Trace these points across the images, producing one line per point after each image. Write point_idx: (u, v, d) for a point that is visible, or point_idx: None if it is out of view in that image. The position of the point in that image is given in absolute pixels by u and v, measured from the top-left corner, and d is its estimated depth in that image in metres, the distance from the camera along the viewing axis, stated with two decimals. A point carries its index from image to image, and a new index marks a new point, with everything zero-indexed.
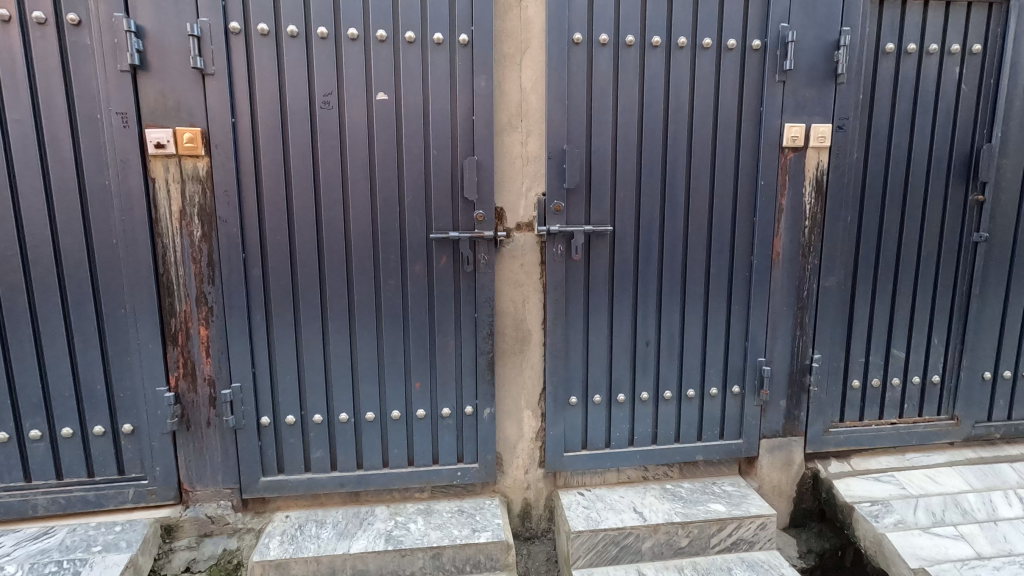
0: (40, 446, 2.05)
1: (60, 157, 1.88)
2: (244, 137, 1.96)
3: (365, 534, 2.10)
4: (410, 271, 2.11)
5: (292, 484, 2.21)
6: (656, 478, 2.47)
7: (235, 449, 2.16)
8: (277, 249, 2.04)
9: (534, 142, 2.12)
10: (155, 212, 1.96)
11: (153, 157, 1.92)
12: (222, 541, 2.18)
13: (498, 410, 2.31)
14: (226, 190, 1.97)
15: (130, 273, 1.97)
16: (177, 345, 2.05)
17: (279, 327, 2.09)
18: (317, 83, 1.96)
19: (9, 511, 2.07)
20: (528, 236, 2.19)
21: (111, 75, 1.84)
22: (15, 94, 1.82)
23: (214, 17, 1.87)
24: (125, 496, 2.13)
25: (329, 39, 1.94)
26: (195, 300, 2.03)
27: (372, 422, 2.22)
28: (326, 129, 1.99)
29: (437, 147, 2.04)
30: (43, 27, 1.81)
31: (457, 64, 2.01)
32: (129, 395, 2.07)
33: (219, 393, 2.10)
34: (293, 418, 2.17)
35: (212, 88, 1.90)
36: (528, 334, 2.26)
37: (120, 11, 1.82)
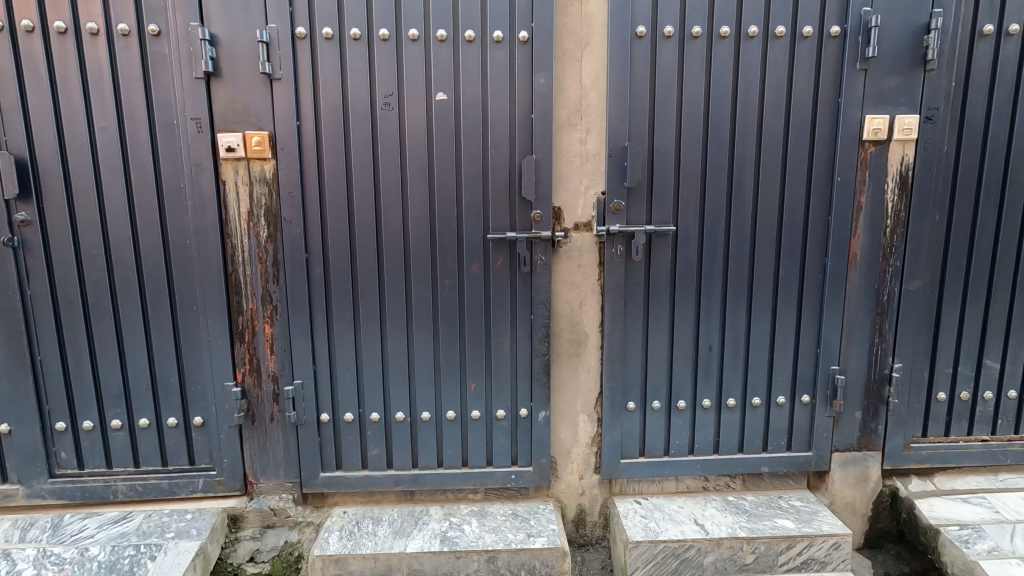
0: (121, 435, 2.17)
1: (141, 162, 1.97)
2: (308, 140, 2.00)
3: (421, 534, 2.11)
4: (467, 271, 2.10)
5: (349, 481, 2.24)
6: (717, 489, 2.36)
7: (296, 444, 2.22)
8: (338, 249, 2.07)
9: (593, 140, 2.07)
10: (224, 213, 2.03)
11: (224, 161, 1.99)
12: (283, 534, 2.25)
13: (553, 414, 2.26)
14: (291, 191, 2.01)
15: (202, 272, 2.05)
16: (244, 342, 2.12)
17: (339, 325, 2.13)
18: (379, 84, 1.98)
19: (92, 495, 2.20)
20: (586, 237, 2.13)
21: (188, 82, 1.92)
22: (102, 103, 1.93)
23: (281, 23, 1.91)
24: (195, 485, 2.23)
25: (391, 40, 1.95)
26: (260, 298, 2.09)
27: (427, 422, 2.23)
28: (386, 130, 2.00)
29: (496, 147, 2.02)
30: (127, 38, 1.90)
31: (517, 61, 1.98)
32: (200, 389, 2.15)
33: (282, 389, 2.16)
34: (352, 416, 2.20)
35: (279, 93, 1.95)
36: (585, 336, 2.20)
37: (196, 20, 1.89)
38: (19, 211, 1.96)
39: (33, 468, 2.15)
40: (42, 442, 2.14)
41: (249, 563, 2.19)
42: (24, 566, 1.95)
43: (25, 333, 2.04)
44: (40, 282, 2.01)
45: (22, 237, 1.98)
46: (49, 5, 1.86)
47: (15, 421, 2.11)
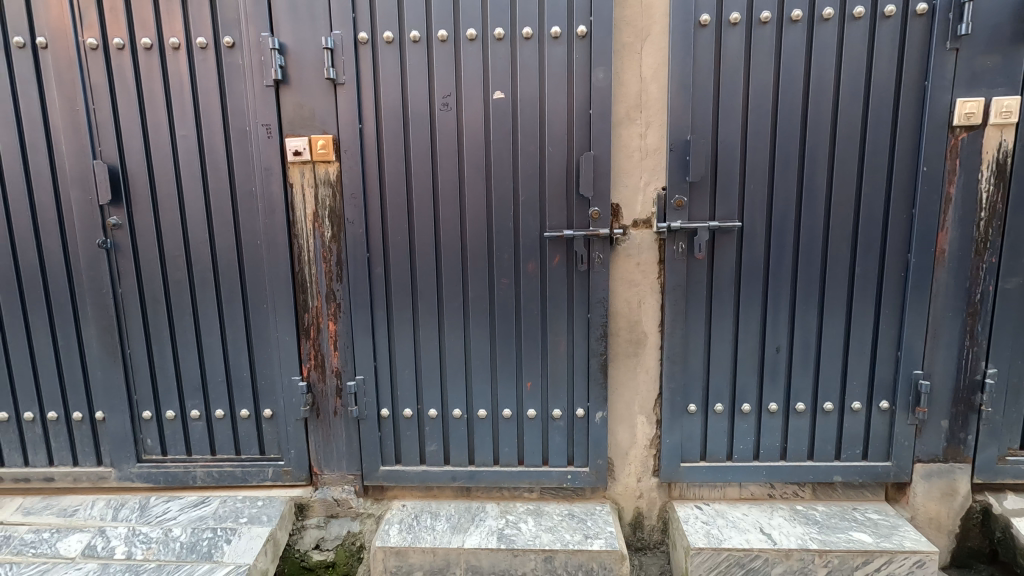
0: (199, 424, 2.31)
1: (216, 167, 2.08)
2: (370, 142, 2.05)
3: (478, 530, 2.13)
4: (523, 270, 2.09)
5: (408, 475, 2.29)
6: (785, 497, 2.25)
7: (358, 438, 2.29)
8: (398, 248, 2.11)
9: (653, 134, 2.01)
10: (292, 215, 2.11)
11: (292, 164, 2.07)
12: (346, 524, 2.33)
13: (610, 414, 2.23)
14: (353, 192, 2.07)
15: (272, 272, 2.14)
16: (310, 338, 2.21)
17: (398, 323, 2.18)
18: (437, 85, 2.00)
19: (174, 480, 2.35)
20: (645, 234, 2.07)
21: (259, 90, 2.02)
22: (182, 112, 2.05)
23: (345, 29, 1.97)
24: (265, 474, 2.34)
25: (449, 41, 1.97)
26: (325, 297, 2.17)
27: (484, 419, 2.24)
28: (445, 131, 2.02)
29: (553, 144, 2.00)
30: (205, 51, 2.01)
31: (575, 57, 1.95)
32: (269, 382, 2.26)
33: (345, 384, 2.23)
34: (410, 411, 2.25)
35: (342, 97, 2.02)
36: (644, 336, 2.15)
37: (267, 31, 1.98)
38: (111, 215, 2.11)
39: (123, 453, 2.32)
40: (130, 429, 2.30)
41: (314, 550, 2.29)
42: (117, 543, 2.11)
43: (116, 328, 2.21)
44: (129, 281, 2.17)
45: (113, 239, 2.13)
46: (136, 22, 2.00)
47: (108, 409, 2.29)
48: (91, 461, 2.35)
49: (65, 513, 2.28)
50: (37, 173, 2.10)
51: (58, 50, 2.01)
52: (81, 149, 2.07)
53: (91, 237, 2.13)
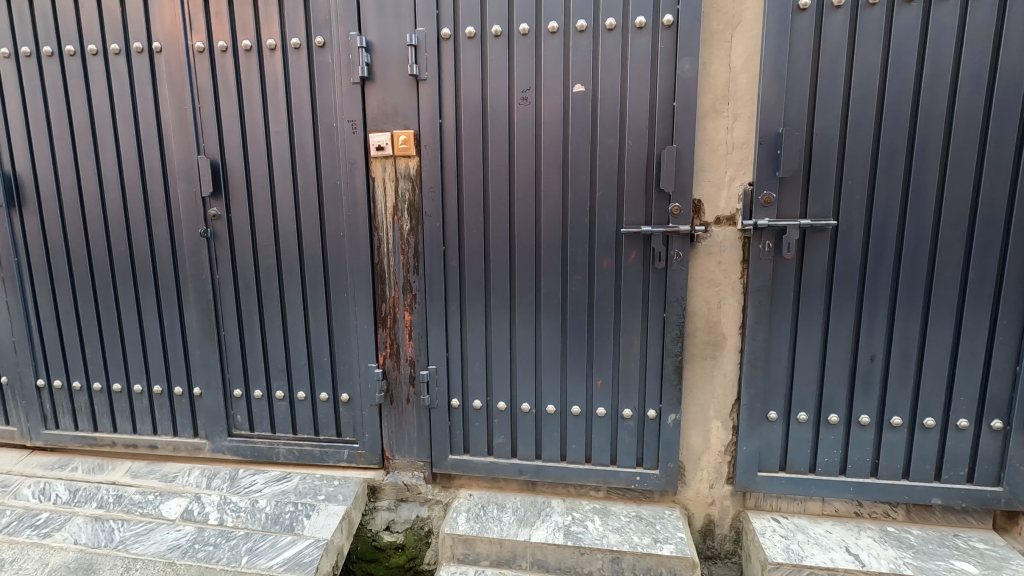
0: (283, 404, 2.45)
1: (305, 162, 2.19)
2: (449, 137, 2.08)
3: (544, 525, 2.13)
4: (598, 266, 2.06)
5: (476, 465, 2.33)
6: (873, 517, 2.10)
7: (429, 426, 2.35)
8: (473, 242, 2.14)
9: (742, 127, 1.91)
10: (373, 209, 2.19)
11: (375, 159, 2.14)
12: (415, 508, 2.40)
13: (683, 417, 2.16)
14: (432, 186, 2.12)
15: (353, 263, 2.24)
16: (386, 328, 2.29)
17: (471, 316, 2.21)
18: (517, 80, 2.00)
19: (259, 455, 2.51)
20: (728, 232, 1.99)
21: (346, 88, 2.10)
22: (276, 110, 2.17)
23: (429, 26, 2.01)
24: (341, 455, 2.45)
25: (530, 34, 1.96)
26: (402, 288, 2.23)
27: (552, 415, 2.24)
28: (523, 125, 2.02)
29: (633, 138, 1.95)
30: (299, 50, 2.11)
31: (660, 47, 1.89)
32: (348, 368, 2.36)
33: (418, 373, 2.30)
34: (480, 403, 2.28)
35: (424, 93, 2.06)
36: (722, 338, 2.07)
37: (355, 30, 2.05)
38: (212, 206, 2.27)
39: (216, 426, 2.51)
40: (222, 405, 2.48)
41: (385, 531, 2.39)
42: (211, 510, 2.30)
43: (212, 311, 2.38)
44: (225, 268, 2.33)
45: (213, 229, 2.30)
46: (238, 25, 2.13)
47: (205, 386, 2.47)
48: (188, 433, 2.56)
49: (167, 479, 2.50)
50: (149, 167, 2.29)
51: (171, 54, 2.18)
52: (186, 145, 2.24)
53: (193, 227, 2.30)
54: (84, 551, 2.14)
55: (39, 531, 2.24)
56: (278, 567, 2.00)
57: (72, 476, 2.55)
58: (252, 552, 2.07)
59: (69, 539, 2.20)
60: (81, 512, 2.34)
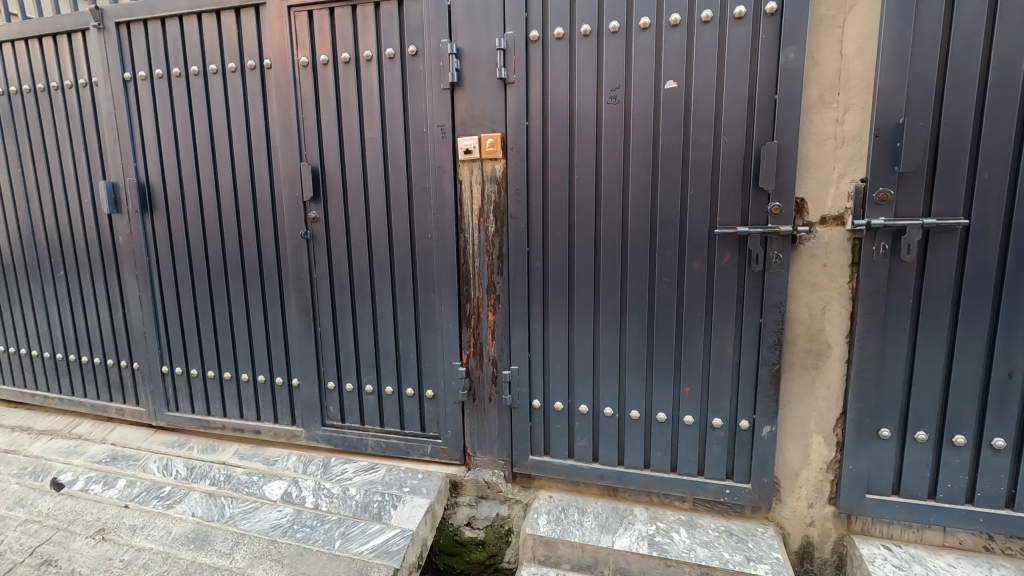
0: (372, 398, 2.57)
1: (397, 167, 2.29)
2: (536, 139, 2.09)
3: (627, 533, 2.08)
4: (688, 268, 1.98)
5: (556, 468, 2.32)
6: (1007, 554, 1.86)
7: (510, 426, 2.37)
8: (557, 243, 2.13)
9: (854, 119, 1.77)
10: (460, 211, 2.24)
11: (462, 162, 2.19)
12: (495, 506, 2.43)
13: (780, 430, 2.03)
14: (518, 188, 2.13)
15: (440, 263, 2.30)
16: (470, 327, 2.33)
17: (554, 318, 2.20)
18: (605, 78, 1.97)
19: (348, 445, 2.65)
20: (836, 232, 1.84)
21: (436, 93, 2.16)
22: (371, 117, 2.28)
23: (518, 29, 2.03)
24: (425, 450, 2.53)
25: (620, 32, 1.92)
26: (486, 288, 2.27)
27: (636, 421, 2.18)
28: (612, 124, 1.98)
29: (729, 135, 1.86)
30: (393, 60, 2.21)
31: (761, 37, 1.78)
32: (433, 365, 2.43)
33: (500, 372, 2.32)
34: (561, 405, 2.27)
35: (512, 96, 2.08)
36: (827, 347, 1.92)
37: (446, 37, 2.11)
38: (312, 210, 2.43)
39: (311, 416, 2.68)
40: (317, 397, 2.65)
41: (466, 526, 2.42)
42: (307, 494, 2.46)
43: (311, 308, 2.54)
44: (323, 268, 2.48)
45: (312, 231, 2.46)
46: (338, 39, 2.26)
47: (302, 377, 2.65)
48: (287, 420, 2.75)
49: (268, 462, 2.70)
50: (259, 174, 2.49)
51: (278, 69, 2.35)
52: (291, 153, 2.41)
53: (295, 230, 2.46)
54: (200, 523, 2.36)
55: (163, 502, 2.51)
56: (367, 552, 2.11)
57: (189, 454, 2.83)
58: (344, 537, 2.20)
59: (188, 511, 2.44)
60: (197, 487, 2.59)
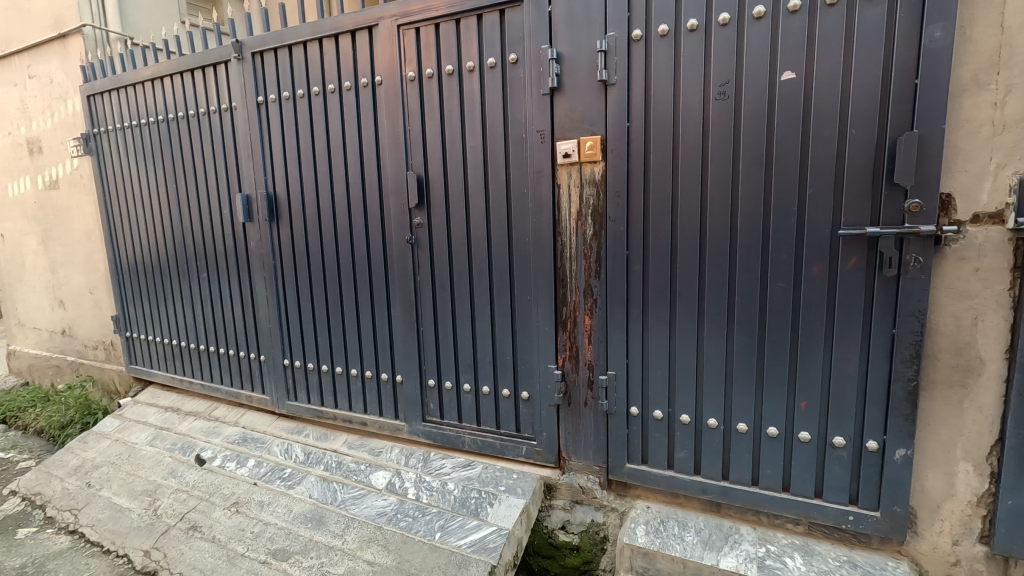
0: (469, 397, 2.65)
1: (496, 172, 2.35)
2: (637, 140, 2.04)
3: (733, 552, 1.98)
4: (806, 272, 1.84)
5: (655, 477, 2.25)
6: None
7: (606, 432, 2.33)
8: (658, 246, 2.07)
9: (1017, 102, 1.54)
10: (558, 214, 2.25)
11: (561, 166, 2.19)
12: (590, 512, 2.40)
13: (917, 454, 1.81)
14: (618, 190, 2.10)
15: (537, 267, 2.32)
16: (566, 330, 2.33)
17: (654, 323, 2.14)
18: (714, 73, 1.88)
19: (446, 441, 2.74)
20: (992, 232, 1.61)
21: (536, 99, 2.19)
22: (472, 125, 2.36)
23: (619, 30, 2.00)
24: (520, 450, 2.56)
25: (731, 23, 1.82)
26: (583, 292, 2.26)
27: (743, 435, 2.05)
28: (721, 121, 1.89)
29: (858, 126, 1.70)
30: (494, 69, 2.27)
31: (899, 16, 1.61)
32: (529, 367, 2.46)
33: (597, 377, 2.29)
34: (661, 413, 2.19)
35: (613, 97, 2.05)
36: (979, 363, 1.69)
37: (547, 43, 2.13)
38: (416, 216, 2.57)
39: (413, 411, 2.81)
40: (419, 393, 2.78)
41: (561, 530, 2.41)
42: (409, 485, 2.58)
43: (414, 310, 2.68)
44: (425, 271, 2.60)
45: (417, 236, 2.59)
46: (443, 53, 2.37)
47: (405, 374, 2.80)
48: (391, 414, 2.92)
49: (373, 452, 2.87)
50: (369, 184, 2.68)
51: (388, 85, 2.51)
52: (398, 163, 2.56)
53: (401, 235, 2.62)
54: (316, 505, 2.59)
55: (285, 483, 2.77)
56: (466, 547, 2.19)
57: (305, 440, 3.09)
58: (444, 529, 2.30)
59: (305, 493, 2.68)
60: (313, 472, 2.83)
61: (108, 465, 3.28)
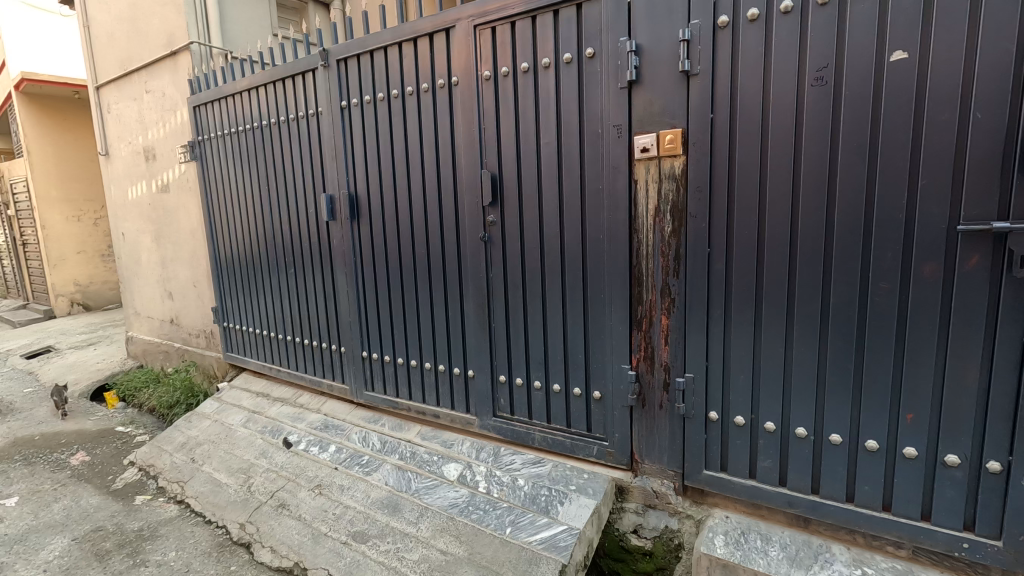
0: (540, 394, 2.66)
1: (571, 169, 2.32)
2: (721, 132, 1.94)
3: (824, 573, 1.85)
4: (916, 273, 1.67)
5: (735, 487, 2.14)
6: None
7: (682, 436, 2.25)
8: (743, 243, 1.96)
9: None
10: (634, 210, 2.19)
11: (639, 161, 2.13)
12: (664, 518, 2.33)
13: None
14: (700, 185, 2.01)
15: (612, 265, 2.28)
16: (642, 330, 2.27)
17: (736, 325, 2.03)
18: (810, 58, 1.74)
19: (516, 437, 2.76)
20: None
21: (614, 93, 2.14)
22: (547, 122, 2.35)
23: (704, 17, 1.91)
24: (591, 450, 2.52)
25: (831, 2, 1.68)
26: (660, 291, 2.19)
27: (837, 447, 1.90)
28: (817, 109, 1.76)
29: (983, 110, 1.52)
30: (570, 65, 2.25)
31: None
32: (601, 366, 2.42)
33: (673, 379, 2.21)
34: (743, 420, 2.08)
35: (695, 88, 1.97)
36: None
37: (626, 36, 2.08)
38: (490, 214, 2.60)
39: (484, 406, 2.85)
40: (490, 389, 2.82)
41: (633, 534, 2.37)
42: (480, 479, 2.63)
43: (486, 306, 2.72)
44: (498, 268, 2.63)
45: (490, 234, 2.63)
46: (519, 50, 2.38)
47: (477, 369, 2.85)
48: (462, 408, 2.98)
49: (445, 444, 2.94)
50: (445, 182, 2.74)
51: (464, 85, 2.56)
52: (473, 161, 2.60)
53: (475, 232, 2.66)
54: (392, 492, 2.70)
55: (363, 469, 2.91)
56: (536, 544, 2.20)
57: (381, 429, 3.22)
58: (514, 524, 2.32)
59: (382, 480, 2.80)
60: (389, 460, 2.94)
61: (209, 442, 3.60)
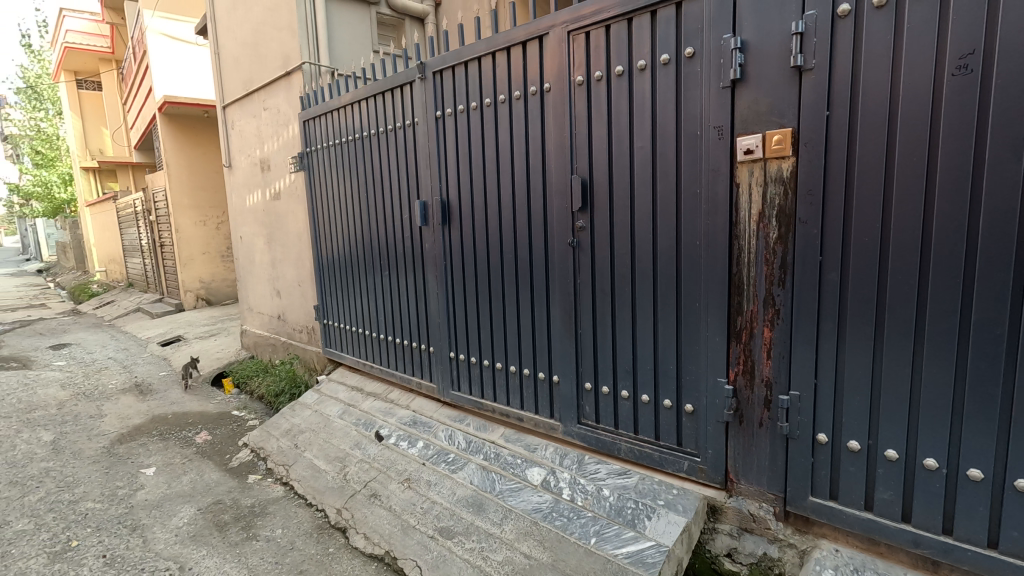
0: (627, 404, 2.59)
1: (666, 173, 2.25)
2: (839, 130, 1.79)
3: None
4: None
5: (847, 518, 1.95)
6: None
7: (785, 458, 2.09)
8: (863, 251, 1.79)
9: None
10: (735, 214, 2.07)
11: (742, 164, 2.02)
12: (762, 544, 2.18)
13: None
14: (812, 189, 1.86)
15: (709, 272, 2.17)
16: (741, 342, 2.14)
17: (852, 340, 1.86)
18: (950, 45, 1.56)
19: (601, 446, 2.70)
20: None
21: (715, 93, 2.05)
22: (642, 125, 2.29)
23: (821, 7, 1.77)
24: (680, 465, 2.41)
25: None
26: (762, 301, 2.05)
27: (976, 484, 1.67)
28: (958, 101, 1.56)
29: None
30: (667, 66, 2.18)
31: None
32: (693, 378, 2.32)
33: (776, 397, 2.07)
34: (858, 445, 1.89)
35: (809, 84, 1.83)
36: None
37: (729, 32, 1.98)
38: (579, 219, 2.58)
39: (568, 413, 2.83)
40: (575, 395, 2.79)
41: (727, 557, 2.26)
42: (564, 486, 2.61)
43: (573, 311, 2.71)
44: (586, 274, 2.61)
45: (579, 239, 2.61)
46: (614, 54, 2.34)
47: (562, 374, 2.84)
48: (546, 413, 2.97)
49: (528, 448, 2.95)
50: (534, 187, 2.77)
51: (556, 91, 2.57)
52: (563, 167, 2.60)
53: (564, 237, 2.66)
54: (477, 492, 2.76)
55: (449, 467, 3.01)
56: (623, 558, 2.15)
57: (466, 429, 3.30)
58: (599, 535, 2.28)
59: (467, 479, 2.87)
60: (473, 459, 3.01)
61: (310, 430, 3.89)
